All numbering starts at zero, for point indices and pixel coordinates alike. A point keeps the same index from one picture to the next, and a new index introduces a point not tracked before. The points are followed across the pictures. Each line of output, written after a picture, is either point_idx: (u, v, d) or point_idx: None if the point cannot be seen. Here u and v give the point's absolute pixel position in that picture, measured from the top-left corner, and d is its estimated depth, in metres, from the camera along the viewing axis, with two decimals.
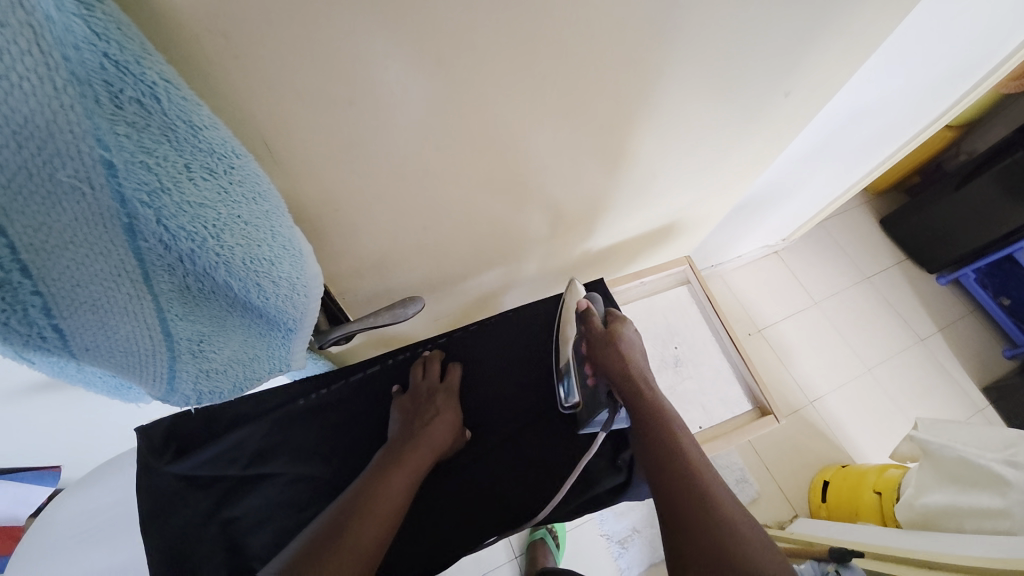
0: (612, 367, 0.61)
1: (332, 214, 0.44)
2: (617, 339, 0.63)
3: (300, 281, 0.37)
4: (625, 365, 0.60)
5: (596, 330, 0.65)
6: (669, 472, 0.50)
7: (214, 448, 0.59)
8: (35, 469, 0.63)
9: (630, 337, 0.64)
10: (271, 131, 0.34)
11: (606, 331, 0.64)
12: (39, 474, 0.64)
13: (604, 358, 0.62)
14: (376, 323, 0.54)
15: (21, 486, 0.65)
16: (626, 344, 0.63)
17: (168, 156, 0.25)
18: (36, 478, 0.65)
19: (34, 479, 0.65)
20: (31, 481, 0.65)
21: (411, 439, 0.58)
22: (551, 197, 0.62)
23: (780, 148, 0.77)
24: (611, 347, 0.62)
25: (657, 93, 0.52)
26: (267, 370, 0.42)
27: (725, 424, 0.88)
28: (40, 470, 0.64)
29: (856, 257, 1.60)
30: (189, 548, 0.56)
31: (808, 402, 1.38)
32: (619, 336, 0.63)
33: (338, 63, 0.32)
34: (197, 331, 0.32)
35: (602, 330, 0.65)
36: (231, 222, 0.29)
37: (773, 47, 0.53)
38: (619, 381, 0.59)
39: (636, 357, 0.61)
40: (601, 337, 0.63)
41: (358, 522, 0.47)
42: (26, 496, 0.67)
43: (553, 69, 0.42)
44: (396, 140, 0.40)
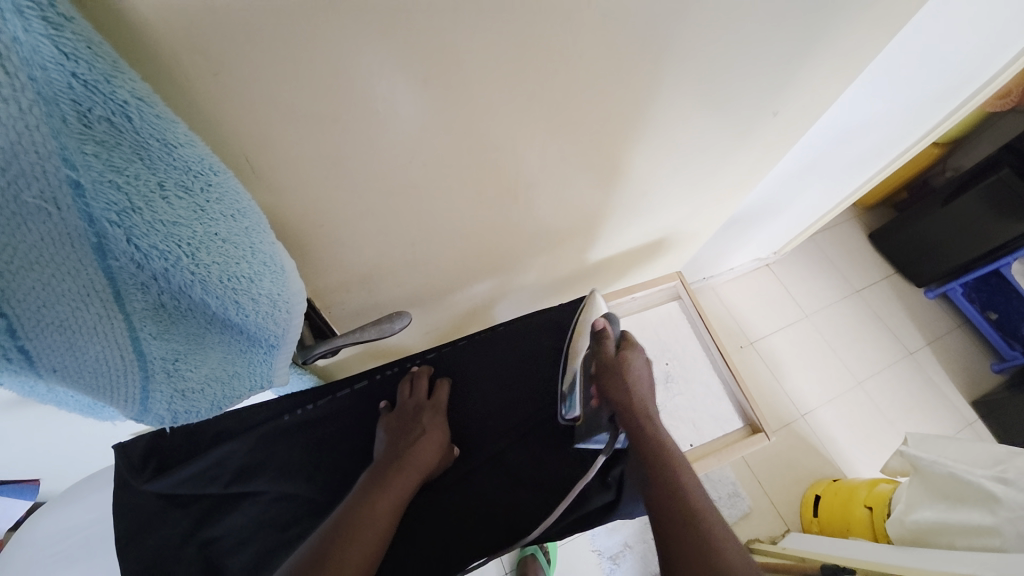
0: (617, 398, 0.63)
1: (317, 229, 0.44)
2: (626, 370, 0.65)
3: (282, 298, 0.36)
4: (629, 396, 0.62)
5: (609, 358, 0.66)
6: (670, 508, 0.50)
7: (196, 465, 0.57)
8: (16, 483, 0.62)
9: (637, 368, 0.66)
10: (253, 148, 0.33)
11: (618, 361, 0.66)
12: (20, 486, 0.62)
13: (612, 387, 0.64)
14: (363, 338, 0.53)
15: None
16: (634, 375, 0.65)
17: (139, 174, 0.24)
18: (16, 491, 0.63)
19: (14, 492, 0.63)
20: (10, 494, 0.63)
21: (397, 459, 0.57)
22: (542, 212, 0.62)
23: (770, 164, 0.78)
24: (620, 378, 0.64)
25: (648, 111, 0.52)
26: (248, 387, 0.40)
27: (716, 440, 0.87)
28: (21, 484, 0.62)
29: (846, 272, 1.61)
30: (165, 569, 0.54)
31: (800, 415, 1.38)
32: (630, 368, 0.65)
33: (322, 80, 0.31)
34: (172, 350, 0.31)
35: (615, 359, 0.66)
36: (207, 240, 0.28)
37: (762, 65, 0.54)
38: (623, 412, 0.61)
39: (642, 391, 0.63)
40: (612, 367, 0.65)
41: (340, 549, 0.46)
42: (7, 508, 0.66)
43: (541, 89, 0.42)
44: (382, 156, 0.40)
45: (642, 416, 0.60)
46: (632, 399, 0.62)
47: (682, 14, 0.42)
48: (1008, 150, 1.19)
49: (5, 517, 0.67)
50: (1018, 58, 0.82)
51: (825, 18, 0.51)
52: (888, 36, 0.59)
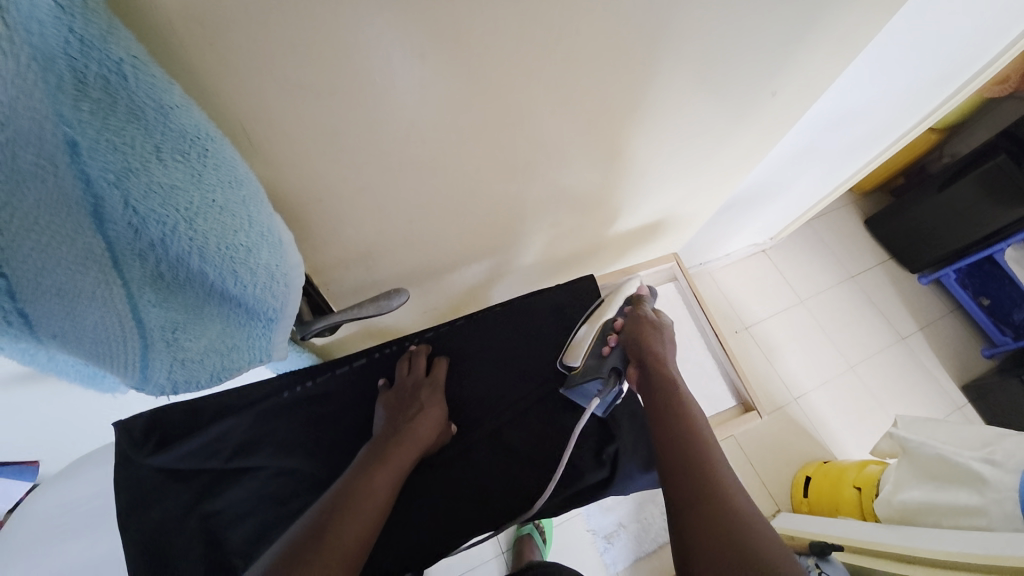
0: (643, 348, 0.64)
1: (314, 204, 0.44)
2: (657, 327, 0.67)
3: (280, 270, 0.36)
4: (657, 350, 0.63)
5: (644, 317, 0.69)
6: (684, 469, 0.49)
7: (197, 440, 0.58)
8: (16, 464, 0.63)
9: (666, 332, 0.67)
10: (250, 119, 0.33)
11: (654, 321, 0.68)
12: (19, 468, 0.64)
13: (641, 337, 0.65)
14: (361, 314, 0.54)
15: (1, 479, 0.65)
16: (664, 334, 0.67)
17: (136, 137, 0.24)
18: (16, 472, 0.65)
19: (14, 473, 0.65)
20: (10, 475, 0.65)
21: (396, 435, 0.58)
22: (540, 191, 0.62)
23: (768, 147, 0.78)
24: (654, 333, 0.66)
25: (648, 89, 0.52)
26: (247, 361, 0.40)
27: (710, 419, 0.89)
28: (20, 465, 0.64)
29: (841, 257, 1.62)
30: (167, 541, 0.55)
31: (792, 398, 1.41)
32: (664, 333, 0.67)
33: (319, 50, 0.31)
34: (170, 320, 0.32)
35: (651, 319, 0.68)
36: (205, 207, 0.28)
37: (763, 45, 0.53)
38: (644, 360, 0.63)
39: (669, 350, 0.64)
40: (646, 323, 0.67)
41: (338, 521, 0.46)
42: (8, 488, 0.67)
43: (540, 67, 0.42)
44: (380, 130, 0.39)
45: (664, 365, 0.61)
46: (656, 348, 0.63)
47: None
48: (1005, 136, 1.18)
49: (7, 497, 0.68)
50: (1019, 41, 0.80)
51: (825, 0, 0.50)
52: (891, 17, 0.59)
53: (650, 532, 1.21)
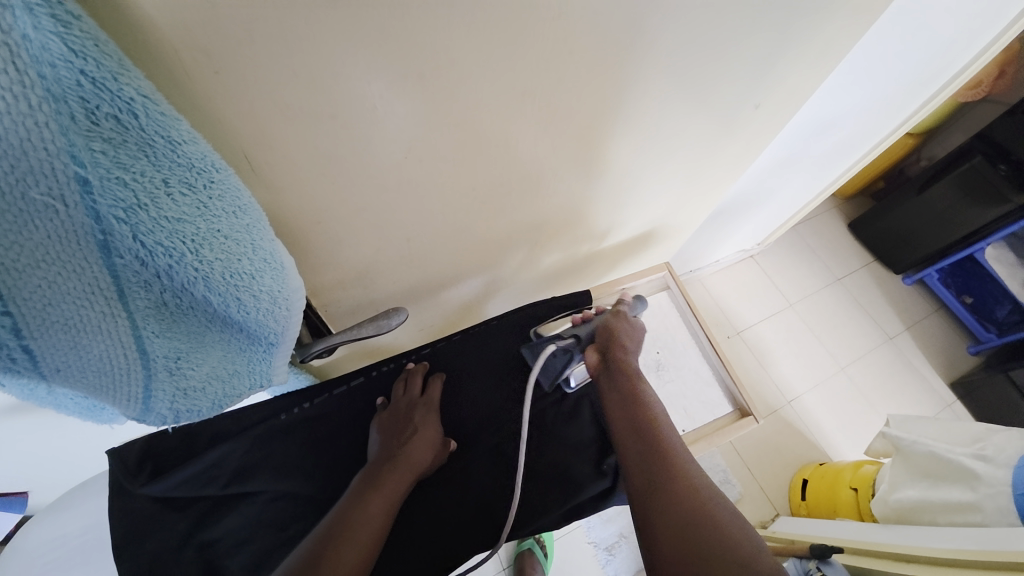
0: (610, 333, 0.63)
1: (314, 226, 0.44)
2: (629, 324, 0.66)
3: (282, 294, 0.37)
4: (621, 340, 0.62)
5: (621, 314, 0.67)
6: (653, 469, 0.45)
7: (192, 468, 0.56)
8: (4, 497, 0.61)
9: (636, 334, 0.66)
10: (253, 146, 0.34)
11: (631, 322, 0.66)
12: (8, 500, 0.62)
13: (609, 325, 0.64)
14: (360, 335, 0.54)
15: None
16: (635, 333, 0.65)
17: (145, 171, 0.24)
18: (4, 505, 0.63)
19: (3, 506, 0.63)
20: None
21: (390, 459, 0.58)
22: (535, 207, 0.63)
23: (753, 156, 0.80)
24: (625, 330, 0.64)
25: (637, 102, 0.53)
26: (248, 386, 0.41)
27: (708, 425, 0.89)
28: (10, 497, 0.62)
29: (827, 261, 1.65)
30: (164, 571, 0.54)
31: (786, 401, 1.42)
32: (634, 333, 0.65)
33: (320, 78, 0.32)
34: (174, 349, 0.32)
35: (625, 317, 0.67)
36: (210, 236, 0.28)
37: (744, 61, 0.56)
38: (609, 347, 0.61)
39: (635, 347, 0.63)
40: (618, 315, 0.67)
41: (334, 549, 0.46)
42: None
43: (532, 85, 0.43)
44: (378, 152, 0.40)
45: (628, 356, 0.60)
46: (624, 343, 0.62)
47: (669, 7, 0.43)
48: (980, 139, 1.21)
49: None
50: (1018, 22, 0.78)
51: (800, 19, 0.53)
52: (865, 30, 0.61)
53: None
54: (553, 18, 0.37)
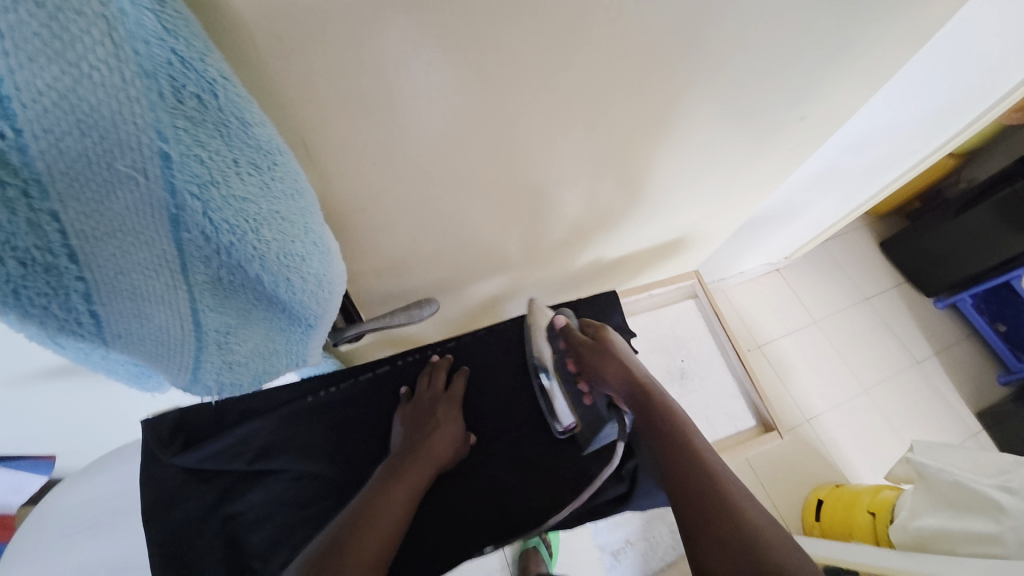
0: (611, 375, 0.61)
1: (356, 214, 0.44)
2: (612, 349, 0.63)
3: (326, 279, 0.38)
4: (622, 370, 0.61)
5: (585, 343, 0.65)
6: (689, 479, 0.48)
7: (221, 442, 0.58)
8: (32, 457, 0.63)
9: (619, 346, 0.64)
10: (310, 132, 0.34)
11: (595, 342, 0.64)
12: (35, 461, 0.64)
13: (598, 369, 0.62)
14: (391, 323, 0.54)
15: (17, 474, 0.65)
16: (618, 349, 0.63)
17: (219, 151, 0.25)
18: (31, 465, 0.64)
19: (30, 466, 0.65)
20: (27, 469, 0.65)
21: (413, 451, 0.58)
22: (569, 210, 0.63)
23: (791, 169, 0.78)
24: (604, 356, 0.63)
25: (681, 111, 0.52)
26: (283, 365, 0.42)
27: (729, 438, 0.89)
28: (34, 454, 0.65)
29: (856, 278, 1.61)
30: (190, 541, 0.55)
31: (805, 419, 1.39)
32: (613, 346, 0.63)
33: (380, 69, 0.32)
34: (224, 323, 0.32)
35: (592, 342, 0.65)
36: (270, 216, 0.29)
37: (789, 76, 0.55)
38: (622, 384, 0.60)
39: (632, 361, 0.62)
40: (593, 352, 0.64)
41: (356, 536, 0.47)
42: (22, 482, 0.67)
43: (582, 87, 0.42)
44: (426, 146, 0.40)
45: (646, 384, 0.58)
46: (630, 372, 0.60)
47: (722, 20, 0.42)
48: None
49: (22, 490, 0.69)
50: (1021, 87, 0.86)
51: (852, 38, 0.52)
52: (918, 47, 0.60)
53: (659, 550, 1.20)
54: (606, 26, 0.37)
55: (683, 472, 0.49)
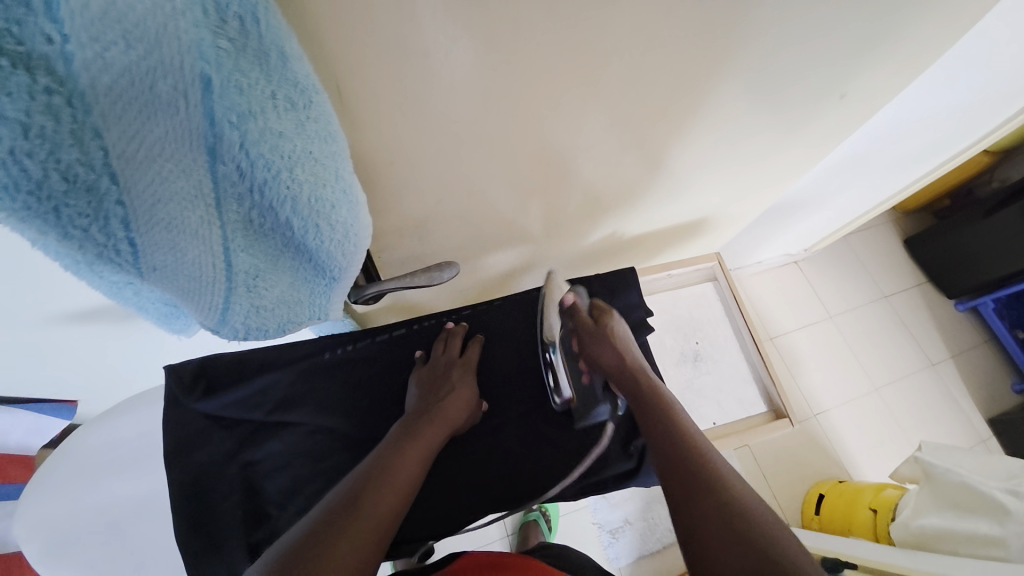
0: (608, 362, 0.64)
1: (384, 168, 0.44)
2: (614, 337, 0.65)
3: (353, 231, 0.38)
4: (619, 358, 0.63)
5: (588, 325, 0.67)
6: (683, 468, 0.46)
7: (242, 391, 0.59)
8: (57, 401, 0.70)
9: (621, 333, 0.67)
10: (346, 75, 0.34)
11: (597, 327, 0.67)
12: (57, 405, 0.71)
13: (597, 355, 0.65)
14: (411, 284, 0.54)
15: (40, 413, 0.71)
16: (619, 338, 0.66)
17: (258, 81, 0.24)
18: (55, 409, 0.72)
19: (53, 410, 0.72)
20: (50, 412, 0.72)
21: (426, 413, 0.59)
22: (594, 182, 0.62)
23: (822, 155, 0.76)
24: (603, 343, 0.65)
25: (716, 85, 0.50)
26: (306, 317, 0.43)
27: (739, 422, 0.89)
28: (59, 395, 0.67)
29: (877, 276, 1.57)
30: (210, 484, 0.58)
31: (813, 414, 1.38)
32: (613, 330, 0.66)
33: (420, 12, 0.31)
34: (253, 266, 0.33)
35: (593, 325, 0.67)
36: (304, 157, 0.29)
37: (831, 53, 0.52)
38: (616, 373, 0.63)
39: (630, 351, 0.65)
40: (593, 337, 0.66)
41: (372, 492, 0.47)
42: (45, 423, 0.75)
43: (621, 52, 0.41)
44: (458, 100, 0.40)
45: (641, 374, 0.60)
46: (627, 362, 0.63)
47: None
48: None
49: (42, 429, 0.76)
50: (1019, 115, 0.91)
51: (901, 16, 0.50)
52: (966, 31, 0.57)
53: (656, 532, 1.22)
54: None
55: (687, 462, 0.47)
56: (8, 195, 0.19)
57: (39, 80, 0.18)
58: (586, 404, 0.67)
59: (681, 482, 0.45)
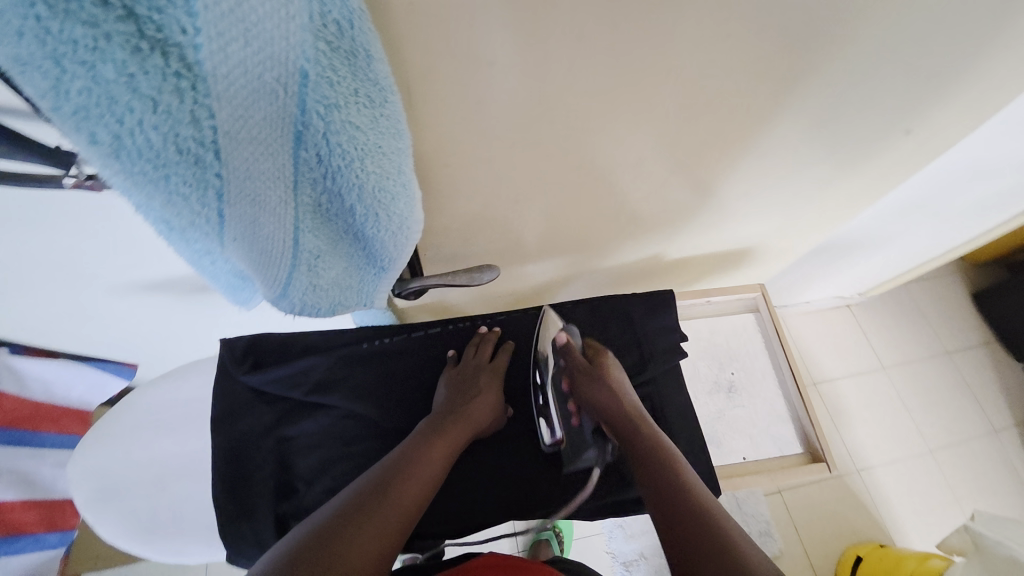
0: (602, 403, 0.62)
1: (440, 169, 0.47)
2: (610, 378, 0.64)
3: (407, 224, 0.40)
4: (614, 401, 0.61)
5: (582, 366, 0.65)
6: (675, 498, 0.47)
7: (284, 370, 0.63)
8: (118, 362, 0.82)
9: (617, 376, 0.65)
10: (415, 78, 0.37)
11: (592, 367, 0.65)
12: (119, 364, 0.83)
13: (592, 394, 0.63)
14: (452, 282, 0.57)
15: (101, 371, 0.82)
16: (615, 380, 0.64)
17: (345, 79, 0.27)
18: (117, 369, 0.84)
19: (116, 370, 0.84)
20: (112, 372, 0.84)
21: (454, 413, 0.60)
22: (639, 201, 0.62)
23: (881, 193, 0.73)
24: (598, 383, 0.63)
25: (769, 113, 0.51)
26: (354, 301, 0.46)
27: (771, 462, 0.85)
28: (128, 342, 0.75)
29: (937, 328, 1.47)
30: (247, 452, 0.62)
31: (855, 469, 1.30)
32: (608, 375, 0.64)
33: (488, 25, 0.34)
34: (316, 247, 0.36)
35: (588, 364, 0.66)
36: (374, 150, 0.32)
37: (893, 89, 0.51)
38: (608, 417, 0.61)
39: (625, 394, 0.62)
40: (586, 375, 0.64)
41: (398, 482, 0.49)
42: (104, 383, 0.85)
43: (676, 72, 0.42)
44: (514, 109, 0.42)
45: (634, 418, 0.59)
46: (621, 404, 0.61)
47: (830, 19, 0.40)
48: None
49: (101, 390, 0.86)
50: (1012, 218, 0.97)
51: (972, 57, 0.49)
52: None
53: None
54: (710, 12, 0.37)
55: (688, 521, 0.45)
56: (130, 159, 0.22)
57: (171, 63, 0.21)
58: (574, 447, 0.65)
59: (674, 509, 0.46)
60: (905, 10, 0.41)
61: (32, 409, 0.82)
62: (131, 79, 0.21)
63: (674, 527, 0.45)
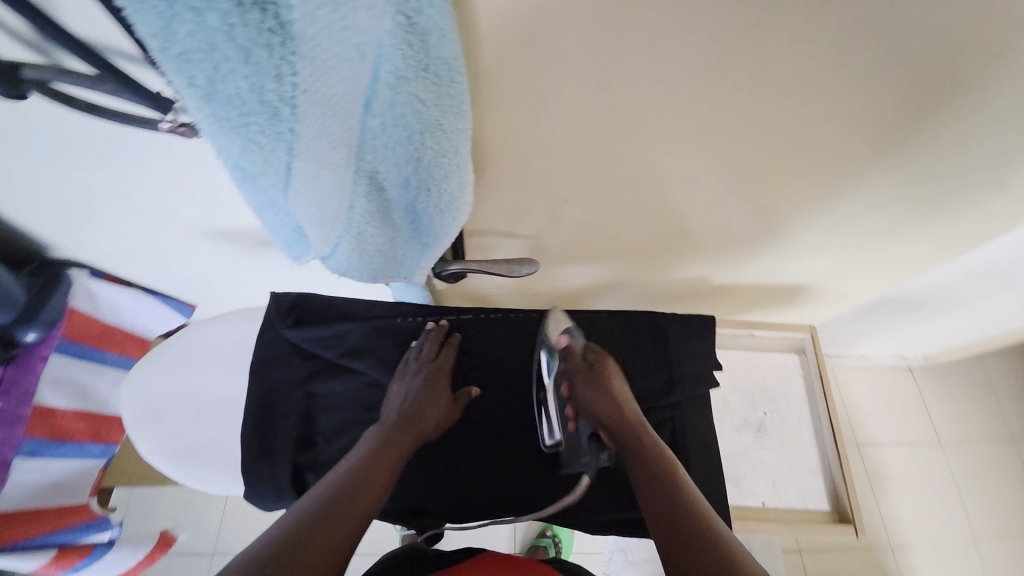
0: (603, 409, 0.59)
1: (495, 157, 0.48)
2: (612, 386, 0.61)
3: (456, 205, 0.42)
4: (615, 407, 0.59)
5: (583, 369, 0.62)
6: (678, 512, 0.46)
7: (321, 330, 0.66)
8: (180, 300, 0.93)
9: (618, 381, 0.62)
10: (483, 64, 0.38)
11: (595, 372, 0.61)
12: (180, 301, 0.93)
13: (592, 401, 0.60)
14: (491, 270, 0.58)
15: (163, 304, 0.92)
16: (617, 386, 0.61)
17: (417, 54, 0.29)
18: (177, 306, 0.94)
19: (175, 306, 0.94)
20: (173, 307, 0.94)
21: (397, 420, 0.57)
22: (690, 218, 0.61)
23: (961, 249, 0.68)
24: (598, 390, 0.60)
25: (845, 145, 0.48)
26: (395, 273, 0.48)
27: (791, 512, 0.81)
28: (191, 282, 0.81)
29: (1009, 408, 1.33)
30: (277, 401, 0.66)
31: (888, 544, 1.21)
32: (609, 379, 0.61)
33: (561, 20, 0.34)
34: (368, 212, 0.38)
35: (588, 369, 0.62)
36: (434, 125, 0.34)
37: (989, 136, 0.47)
38: (608, 426, 0.58)
39: (627, 402, 0.60)
40: (588, 381, 0.61)
41: (349, 495, 0.46)
42: (165, 316, 0.95)
43: (747, 89, 0.41)
44: (576, 107, 0.42)
45: (636, 427, 0.57)
46: (623, 412, 0.59)
47: (928, 52, 0.38)
48: None
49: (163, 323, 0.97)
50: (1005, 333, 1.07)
51: None
52: None
53: None
54: (794, 31, 0.36)
55: (688, 526, 0.45)
56: (220, 103, 0.25)
57: (267, 20, 0.23)
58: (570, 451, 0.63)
59: (676, 520, 0.46)
60: (1019, 54, 0.38)
61: (98, 330, 0.89)
62: (231, 29, 0.22)
63: (676, 535, 0.44)
